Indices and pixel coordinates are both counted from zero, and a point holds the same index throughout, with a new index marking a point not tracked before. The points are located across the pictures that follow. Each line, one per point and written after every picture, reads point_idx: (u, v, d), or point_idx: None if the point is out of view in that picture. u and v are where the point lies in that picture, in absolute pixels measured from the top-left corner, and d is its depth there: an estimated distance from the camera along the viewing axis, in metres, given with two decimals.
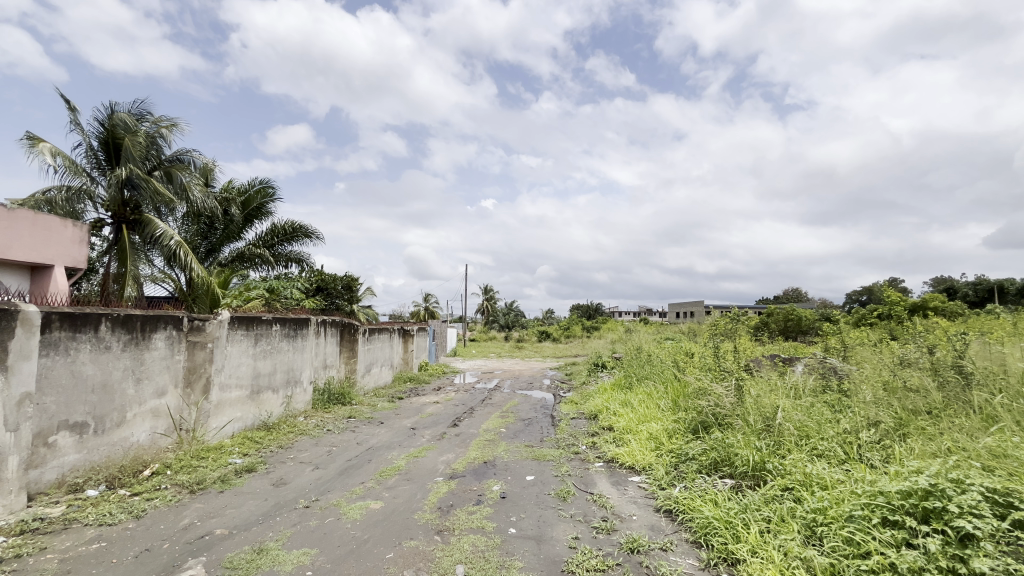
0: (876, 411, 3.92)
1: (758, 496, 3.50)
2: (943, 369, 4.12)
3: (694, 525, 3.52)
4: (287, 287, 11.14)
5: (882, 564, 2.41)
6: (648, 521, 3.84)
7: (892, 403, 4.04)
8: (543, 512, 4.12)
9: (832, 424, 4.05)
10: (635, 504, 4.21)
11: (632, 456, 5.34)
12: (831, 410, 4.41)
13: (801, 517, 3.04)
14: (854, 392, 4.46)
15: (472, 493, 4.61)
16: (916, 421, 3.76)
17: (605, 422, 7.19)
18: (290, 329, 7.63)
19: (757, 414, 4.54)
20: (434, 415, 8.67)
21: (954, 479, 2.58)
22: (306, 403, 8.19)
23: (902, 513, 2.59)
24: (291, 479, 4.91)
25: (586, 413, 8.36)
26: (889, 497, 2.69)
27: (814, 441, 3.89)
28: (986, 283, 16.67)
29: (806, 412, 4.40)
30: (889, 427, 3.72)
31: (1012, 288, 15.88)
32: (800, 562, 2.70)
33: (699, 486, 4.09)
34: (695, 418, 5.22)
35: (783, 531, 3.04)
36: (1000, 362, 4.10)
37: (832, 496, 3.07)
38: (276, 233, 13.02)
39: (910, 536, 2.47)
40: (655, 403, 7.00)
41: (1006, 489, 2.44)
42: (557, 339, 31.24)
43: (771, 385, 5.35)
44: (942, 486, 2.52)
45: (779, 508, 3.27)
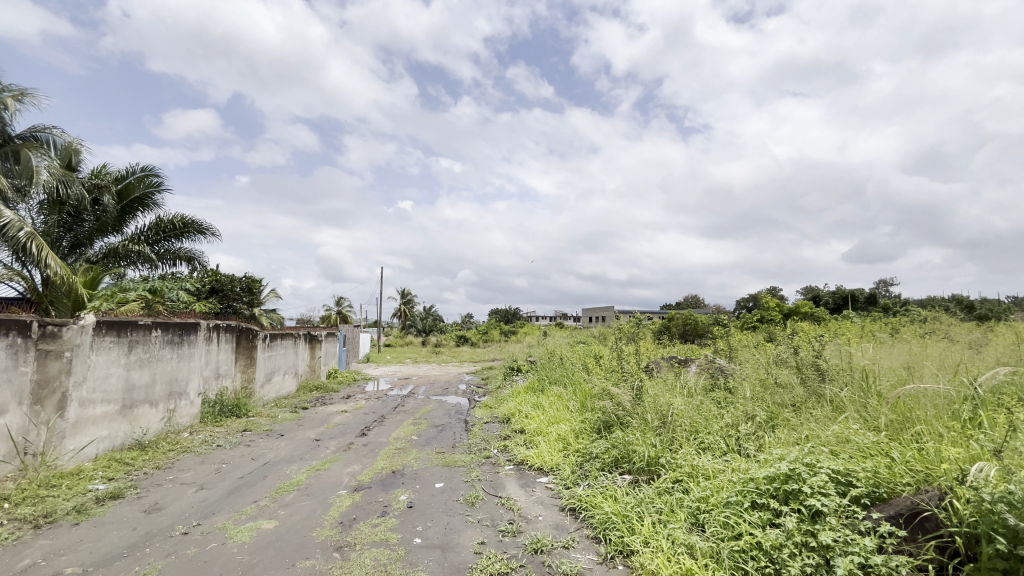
0: (752, 406, 4.37)
1: (652, 490, 3.75)
2: (805, 366, 4.68)
3: (594, 521, 3.68)
4: (173, 289, 9.99)
5: (750, 544, 2.68)
6: (552, 520, 3.94)
7: (766, 399, 4.53)
8: (450, 519, 4.08)
9: (716, 419, 4.45)
10: (541, 505, 4.32)
11: (541, 457, 5.49)
12: (717, 406, 4.85)
13: (688, 506, 3.30)
14: (736, 391, 4.96)
15: (377, 504, 4.43)
16: (784, 413, 4.22)
17: (517, 424, 7.30)
18: (174, 334, 6.84)
19: (653, 411, 4.87)
20: (341, 425, 8.24)
21: (808, 463, 2.94)
22: (193, 417, 7.38)
23: (766, 496, 2.90)
24: (167, 504, 4.38)
25: (499, 416, 8.45)
26: (757, 482, 3.01)
27: (701, 437, 4.25)
28: (843, 292, 19.43)
29: (696, 408, 4.79)
30: (762, 419, 4.16)
31: (862, 297, 18.68)
32: (685, 548, 2.92)
33: (601, 483, 4.27)
34: (599, 417, 5.48)
35: (672, 520, 3.27)
36: (848, 359, 4.74)
37: (713, 485, 3.36)
38: (161, 228, 11.67)
39: (772, 517, 2.77)
40: (564, 404, 7.26)
41: (846, 469, 2.79)
42: (475, 344, 31.11)
43: (668, 385, 5.77)
44: (798, 470, 2.86)
45: (670, 500, 3.52)
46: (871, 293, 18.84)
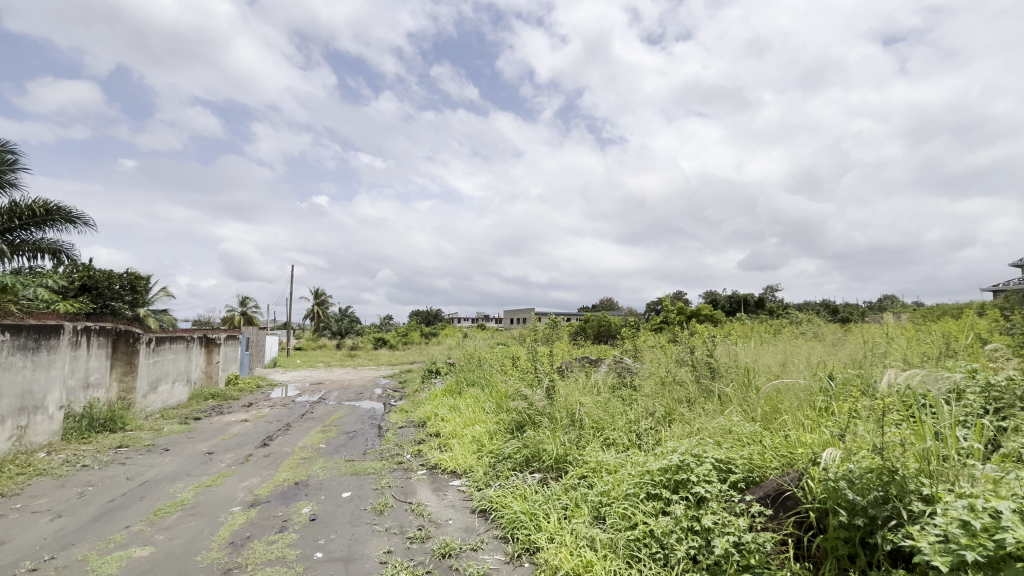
0: (652, 403, 4.67)
1: (559, 487, 3.88)
2: (699, 364, 5.10)
3: (503, 521, 3.72)
4: (31, 286, 8.61)
5: (644, 532, 2.86)
6: (462, 523, 3.93)
7: (665, 395, 4.86)
8: (356, 529, 3.90)
9: (621, 416, 4.71)
10: (452, 508, 4.28)
11: (455, 460, 5.44)
12: (622, 403, 5.13)
13: (591, 501, 3.45)
14: (640, 389, 5.28)
15: (276, 520, 4.12)
16: (679, 408, 4.56)
17: (432, 428, 7.18)
18: (29, 339, 5.88)
19: (563, 410, 5.03)
20: (239, 435, 7.59)
21: (696, 453, 3.19)
22: (53, 434, 6.39)
23: (659, 486, 3.11)
24: (12, 537, 3.75)
25: (415, 420, 8.27)
26: (653, 474, 3.22)
27: (606, 433, 4.47)
28: (737, 296, 21.50)
29: (602, 406, 5.03)
30: (661, 415, 4.46)
31: (752, 300, 20.79)
32: (586, 541, 3.05)
33: (511, 483, 4.34)
34: (513, 417, 5.57)
35: (576, 515, 3.40)
36: (735, 357, 5.24)
37: (614, 479, 3.54)
38: (17, 215, 10.01)
39: (664, 505, 2.97)
40: (481, 405, 7.28)
41: (727, 458, 3.07)
42: (394, 346, 30.19)
43: (579, 384, 6.00)
44: (687, 461, 3.09)
45: (575, 495, 3.66)
46: (760, 297, 21.04)
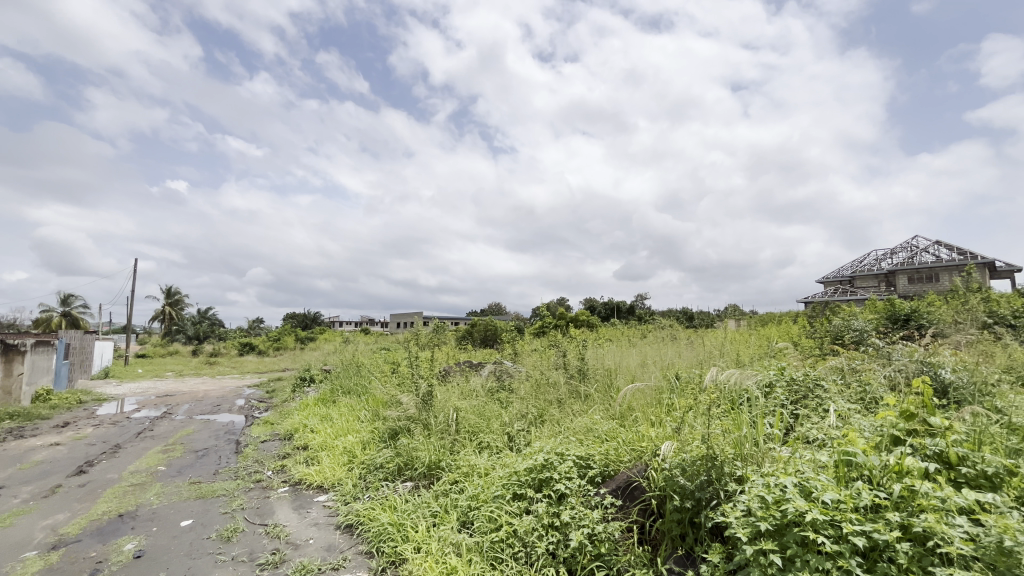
0: (526, 405, 4.84)
1: (430, 494, 3.81)
2: (570, 366, 5.41)
3: (369, 534, 3.55)
4: None
5: (509, 532, 2.92)
6: (324, 541, 3.66)
7: (537, 397, 5.07)
8: (194, 562, 3.42)
9: (496, 419, 4.81)
10: (315, 526, 3.96)
11: (321, 474, 5.07)
12: (498, 406, 5.24)
13: (460, 506, 3.43)
14: (515, 392, 5.46)
15: (86, 562, 3.44)
16: (550, 409, 4.77)
17: (299, 440, 6.62)
18: None
19: (439, 415, 4.98)
20: (46, 462, 6.24)
21: (560, 452, 3.36)
22: None
23: (525, 486, 3.21)
24: None
25: (281, 433, 7.55)
26: (519, 474, 3.32)
27: (481, 437, 4.52)
28: (611, 302, 23.32)
29: (478, 410, 5.10)
30: (533, 416, 4.64)
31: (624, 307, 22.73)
32: (452, 547, 3.03)
33: (381, 494, 4.16)
34: (387, 425, 5.37)
35: (445, 521, 3.36)
36: (602, 360, 5.65)
37: (485, 482, 3.58)
38: None
39: (528, 504, 3.08)
40: (356, 414, 6.89)
41: (587, 454, 3.28)
42: (263, 352, 27.39)
43: (458, 388, 6.01)
44: (551, 460, 3.24)
45: (445, 501, 3.62)
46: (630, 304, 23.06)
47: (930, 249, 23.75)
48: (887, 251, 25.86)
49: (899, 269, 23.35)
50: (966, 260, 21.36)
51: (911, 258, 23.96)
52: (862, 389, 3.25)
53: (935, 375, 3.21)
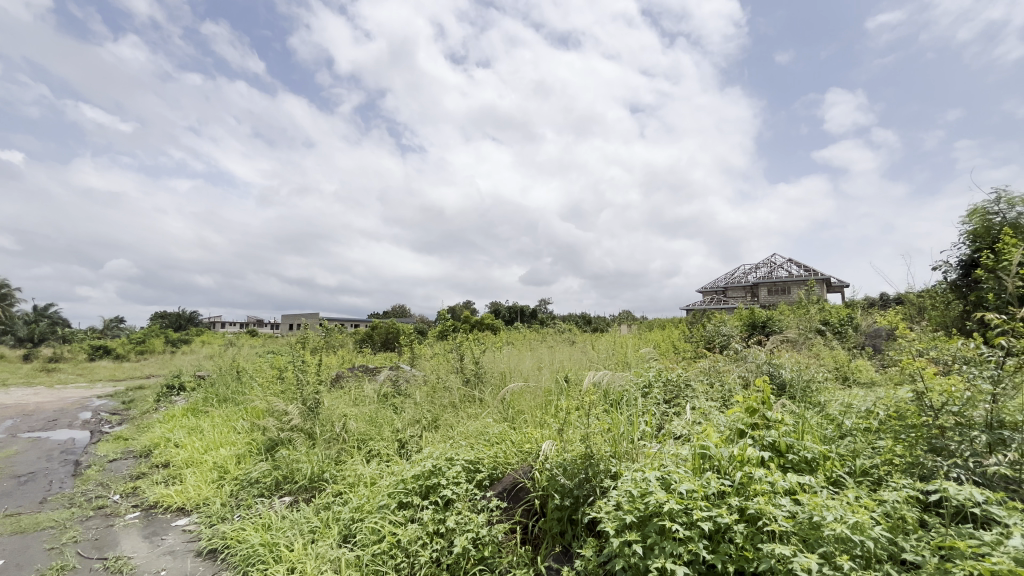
0: (420, 410, 4.74)
1: (310, 508, 3.56)
2: (466, 370, 5.41)
3: (236, 558, 3.21)
4: None
5: (391, 543, 2.82)
6: (180, 571, 3.24)
7: (431, 402, 4.99)
8: None
9: (388, 425, 4.66)
10: (169, 555, 3.49)
11: (183, 495, 4.48)
12: (392, 412, 5.08)
13: (342, 519, 3.24)
14: (410, 396, 5.33)
15: None
16: (445, 414, 4.72)
17: (159, 457, 5.80)
18: None
19: (326, 424, 4.68)
20: None
21: (449, 457, 3.33)
22: None
23: (412, 494, 3.13)
24: None
25: (136, 449, 6.56)
26: (406, 482, 3.23)
27: (370, 445, 4.34)
28: (515, 306, 23.78)
29: (369, 418, 4.89)
30: (426, 422, 4.55)
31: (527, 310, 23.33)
32: (330, 564, 2.84)
33: (253, 512, 3.79)
34: (266, 437, 4.92)
35: (324, 536, 3.15)
36: (498, 364, 5.72)
37: (370, 491, 3.43)
38: None
39: (415, 512, 3.00)
40: (231, 426, 6.22)
41: (476, 458, 3.30)
42: (122, 357, 23.73)
43: (349, 395, 5.71)
44: (439, 465, 3.20)
45: (326, 515, 3.40)
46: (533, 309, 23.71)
47: (785, 265, 27.51)
48: (752, 266, 29.52)
49: (761, 282, 26.76)
50: (811, 276, 25.05)
51: (770, 273, 27.58)
52: (720, 388, 3.67)
53: (776, 375, 3.72)
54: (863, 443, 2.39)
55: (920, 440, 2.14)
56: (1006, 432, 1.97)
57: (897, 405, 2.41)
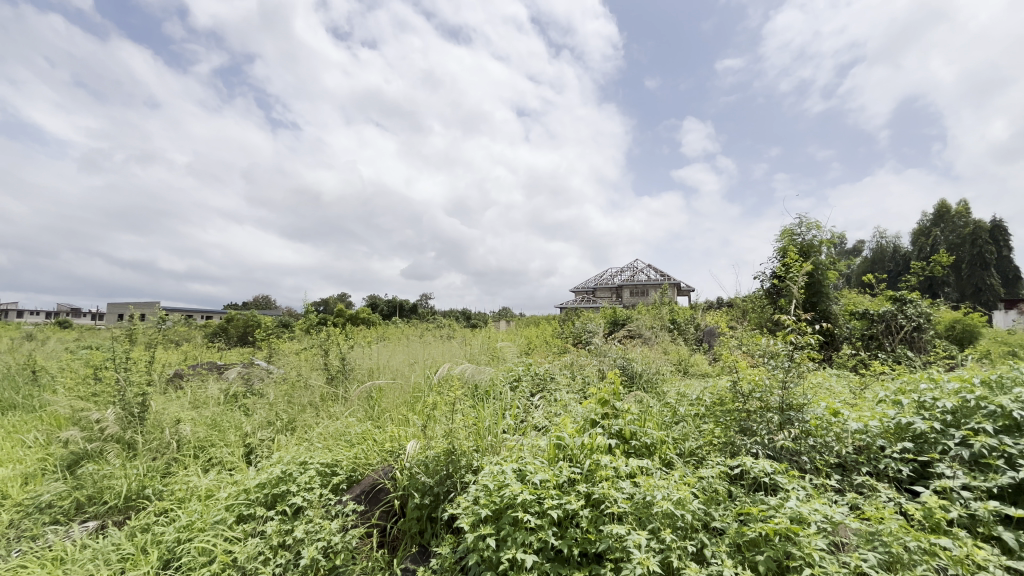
0: (274, 411, 4.31)
1: (122, 532, 2.97)
2: (332, 366, 5.07)
3: None
4: None
5: (225, 563, 2.46)
6: None
7: (288, 402, 4.56)
8: None
9: (235, 429, 4.15)
10: None
11: None
12: (241, 415, 4.53)
13: (163, 542, 2.75)
14: (264, 395, 4.82)
15: None
16: (303, 414, 4.34)
17: None
18: None
19: (153, 431, 4.00)
20: None
21: (301, 462, 3.06)
22: None
23: (255, 505, 2.80)
24: None
25: None
26: (249, 493, 2.89)
27: (210, 453, 3.81)
28: (394, 301, 22.99)
29: (210, 423, 4.30)
30: (280, 424, 4.15)
31: (406, 304, 22.73)
32: None
33: (40, 544, 3.04)
34: (67, 450, 4.01)
35: (136, 565, 2.64)
36: (368, 360, 5.46)
37: (203, 506, 2.99)
38: None
39: (257, 525, 2.68)
40: (18, 439, 4.98)
41: (333, 461, 3.07)
42: None
43: (187, 396, 4.94)
44: (290, 471, 2.92)
45: (143, 540, 2.87)
46: (413, 304, 23.18)
47: (645, 270, 30.68)
48: (619, 269, 32.39)
49: (625, 284, 29.49)
50: (665, 280, 28.33)
51: (633, 276, 30.55)
52: (579, 381, 3.93)
53: (627, 367, 4.10)
54: (691, 427, 2.73)
55: (732, 423, 2.51)
56: (792, 412, 2.39)
57: (718, 393, 2.80)
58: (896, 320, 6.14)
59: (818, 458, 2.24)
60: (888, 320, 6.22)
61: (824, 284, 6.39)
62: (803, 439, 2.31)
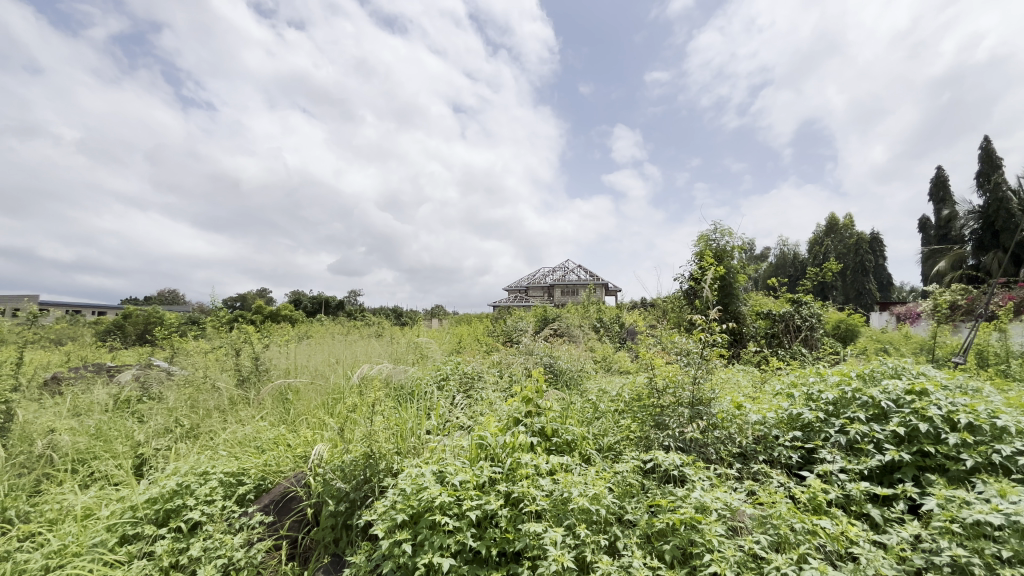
0: (173, 418, 3.91)
1: None
2: (244, 366, 4.70)
3: None
4: None
5: None
6: None
7: (191, 406, 4.17)
8: None
9: (124, 438, 3.71)
10: None
11: None
12: (133, 422, 4.07)
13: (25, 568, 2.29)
14: (162, 398, 4.36)
15: None
16: (208, 420, 3.98)
17: None
18: None
19: (21, 443, 3.47)
20: None
21: (201, 472, 2.79)
22: None
23: (144, 523, 2.51)
24: None
25: None
26: (136, 509, 2.57)
27: (93, 467, 3.37)
28: (319, 297, 21.88)
29: (94, 432, 3.80)
30: (180, 432, 3.78)
31: (333, 301, 21.75)
32: None
33: None
34: None
35: None
36: (285, 360, 5.13)
37: (79, 527, 2.62)
38: None
39: (145, 545, 2.39)
40: None
41: (240, 469, 2.83)
42: None
43: (67, 403, 4.35)
44: (188, 483, 2.65)
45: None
46: (340, 301, 22.20)
47: (576, 270, 31.59)
48: (550, 268, 33.11)
49: (557, 284, 30.18)
50: (594, 281, 29.38)
51: (564, 276, 31.39)
52: (506, 379, 3.94)
53: (553, 365, 4.18)
54: (610, 423, 2.83)
55: (648, 417, 2.63)
56: (700, 407, 2.54)
57: (635, 389, 2.92)
58: (794, 320, 6.83)
59: (722, 449, 2.40)
60: (787, 320, 6.87)
61: (734, 287, 6.91)
62: (709, 431, 2.47)
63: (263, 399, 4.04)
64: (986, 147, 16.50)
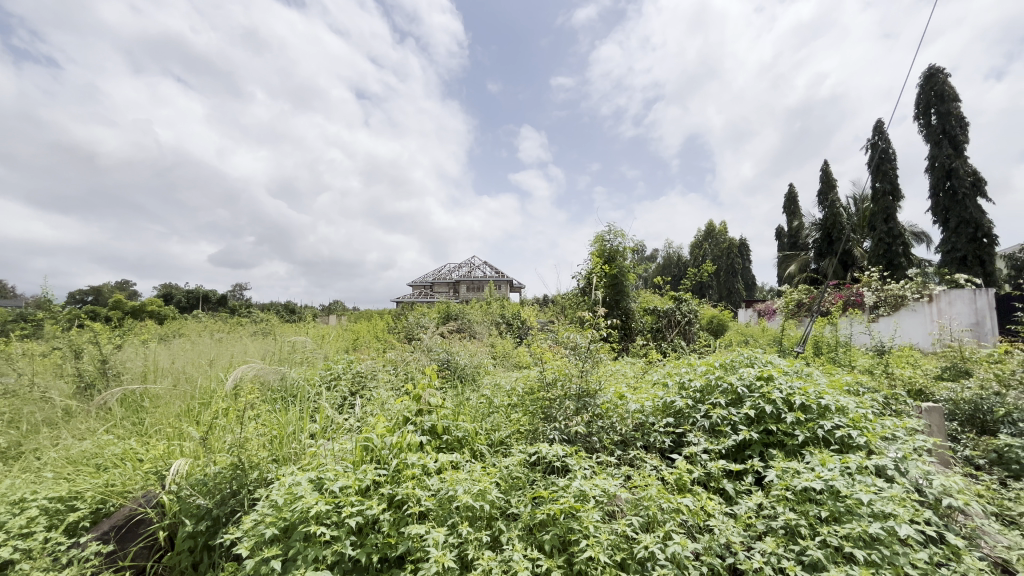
0: None
1: None
2: (86, 372, 4.00)
3: None
4: None
5: None
6: None
7: (10, 421, 3.44)
8: None
9: None
10: None
11: None
12: None
13: None
14: None
15: None
16: (31, 436, 3.32)
17: None
18: None
19: None
20: None
21: (15, 501, 2.30)
22: None
23: None
24: None
25: None
26: None
27: None
28: (196, 291, 19.53)
29: None
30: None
31: (213, 295, 19.55)
32: None
33: None
34: None
35: None
36: (141, 362, 4.46)
37: None
38: None
39: None
40: None
41: (71, 493, 2.39)
42: None
43: None
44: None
45: None
46: (222, 296, 20.05)
47: (481, 266, 31.79)
48: (456, 264, 32.95)
49: (462, 280, 30.08)
50: (499, 278, 29.80)
51: (470, 273, 31.50)
52: (399, 377, 3.81)
53: (449, 363, 4.13)
54: (502, 417, 2.85)
55: (538, 410, 2.70)
56: (586, 399, 2.67)
57: (527, 384, 2.99)
58: (675, 315, 7.56)
59: (604, 437, 2.53)
60: (670, 316, 7.57)
61: (625, 285, 7.42)
62: (593, 422, 2.60)
63: (110, 408, 3.47)
64: (826, 169, 19.52)
